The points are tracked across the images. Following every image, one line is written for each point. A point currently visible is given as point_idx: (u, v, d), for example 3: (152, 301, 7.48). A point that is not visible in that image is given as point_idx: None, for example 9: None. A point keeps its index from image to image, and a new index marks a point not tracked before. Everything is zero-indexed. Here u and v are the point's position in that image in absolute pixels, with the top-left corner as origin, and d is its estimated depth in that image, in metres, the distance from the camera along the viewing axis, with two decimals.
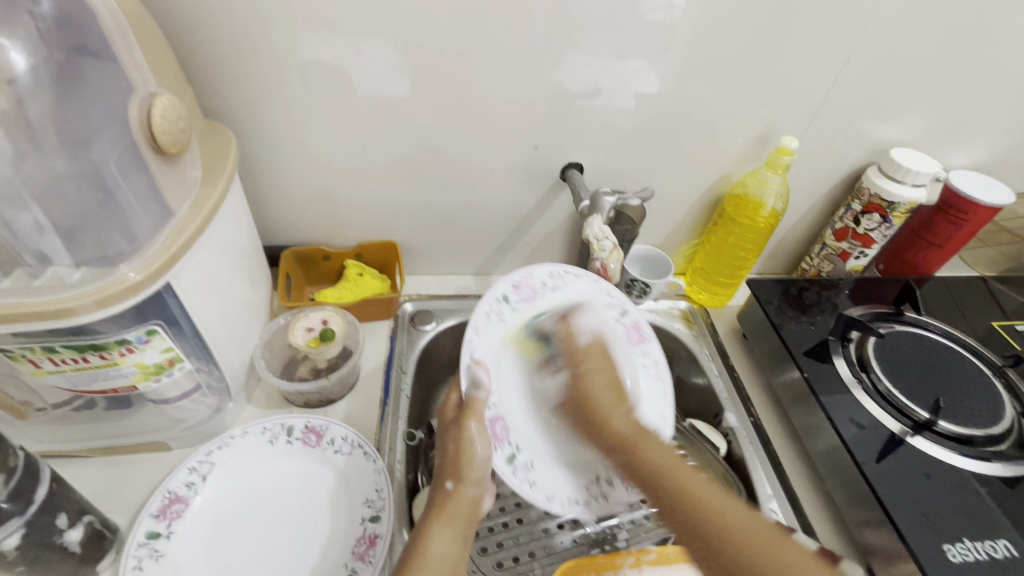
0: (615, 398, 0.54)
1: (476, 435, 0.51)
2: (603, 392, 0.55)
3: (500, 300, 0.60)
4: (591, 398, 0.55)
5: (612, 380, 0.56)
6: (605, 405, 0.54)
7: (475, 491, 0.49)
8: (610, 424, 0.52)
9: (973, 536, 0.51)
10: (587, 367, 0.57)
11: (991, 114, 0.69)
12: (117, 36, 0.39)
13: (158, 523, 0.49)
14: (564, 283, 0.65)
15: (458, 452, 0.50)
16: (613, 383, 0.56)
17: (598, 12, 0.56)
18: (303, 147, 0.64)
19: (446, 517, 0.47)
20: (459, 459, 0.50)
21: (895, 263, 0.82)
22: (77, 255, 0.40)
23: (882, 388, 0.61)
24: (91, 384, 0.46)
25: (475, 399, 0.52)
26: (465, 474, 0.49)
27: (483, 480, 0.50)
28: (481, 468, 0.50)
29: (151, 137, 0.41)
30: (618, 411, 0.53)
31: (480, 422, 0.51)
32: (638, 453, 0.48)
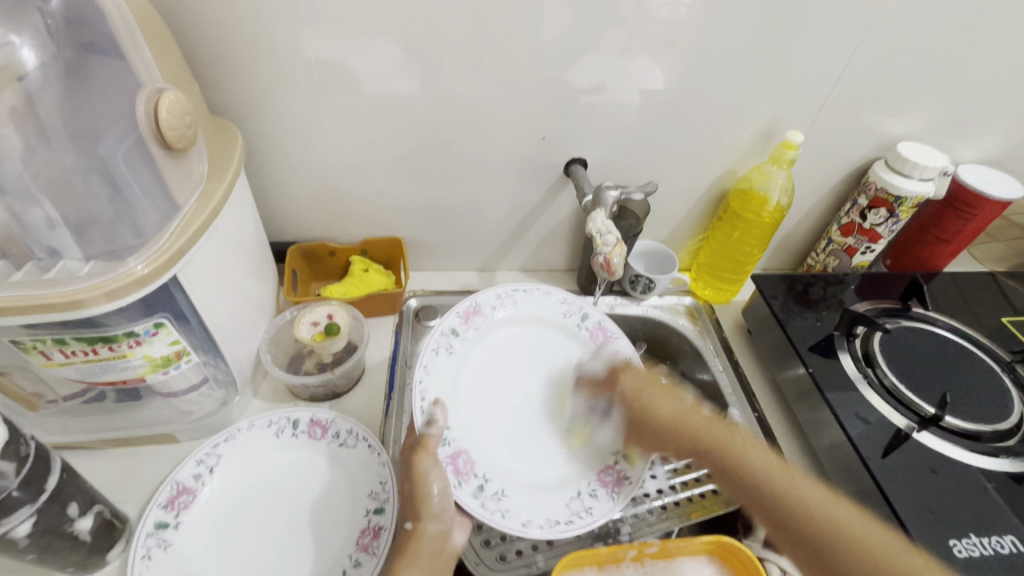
0: (667, 401, 0.59)
1: (430, 467, 0.51)
2: (657, 395, 0.59)
3: (448, 334, 0.64)
4: (649, 412, 0.59)
5: (662, 388, 0.60)
6: (667, 414, 0.58)
7: (436, 527, 0.49)
8: (687, 428, 0.56)
9: (979, 532, 0.50)
10: (621, 382, 0.62)
11: (1001, 107, 0.68)
12: (125, 33, 0.39)
13: (167, 514, 0.50)
14: (516, 303, 0.69)
15: (416, 488, 0.50)
16: (665, 390, 0.60)
17: (604, 7, 0.56)
18: (309, 145, 0.65)
19: (409, 557, 0.47)
20: (417, 499, 0.50)
21: (903, 258, 0.82)
22: (87, 249, 0.41)
23: (888, 383, 0.61)
24: (101, 376, 0.46)
25: (427, 436, 0.52)
26: (427, 510, 0.49)
27: (446, 514, 0.50)
28: (438, 503, 0.50)
29: (158, 133, 0.41)
30: (684, 412, 0.58)
31: (431, 457, 0.51)
32: (731, 453, 0.53)
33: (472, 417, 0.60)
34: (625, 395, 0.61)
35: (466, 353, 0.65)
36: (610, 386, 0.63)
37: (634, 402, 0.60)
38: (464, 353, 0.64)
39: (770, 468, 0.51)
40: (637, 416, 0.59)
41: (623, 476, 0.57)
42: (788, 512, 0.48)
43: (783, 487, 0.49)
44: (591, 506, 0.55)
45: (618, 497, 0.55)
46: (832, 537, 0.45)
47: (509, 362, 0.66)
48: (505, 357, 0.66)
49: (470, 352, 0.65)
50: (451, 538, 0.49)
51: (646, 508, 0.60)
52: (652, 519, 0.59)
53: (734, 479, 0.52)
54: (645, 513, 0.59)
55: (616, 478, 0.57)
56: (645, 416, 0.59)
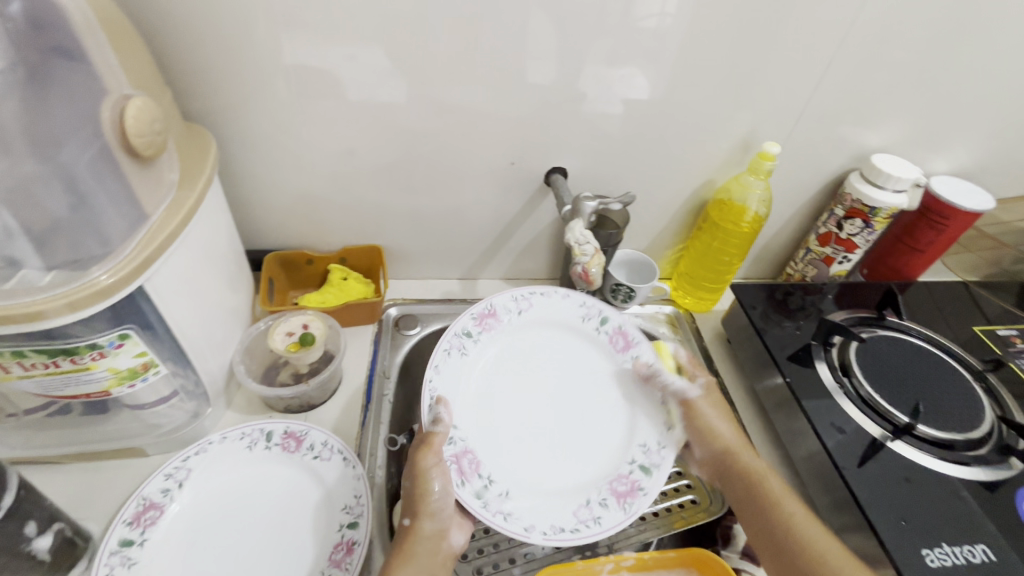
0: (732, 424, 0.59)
1: (433, 466, 0.52)
2: (716, 418, 0.59)
3: (462, 335, 0.63)
4: (706, 416, 0.59)
5: (726, 416, 0.60)
6: (716, 430, 0.58)
7: (433, 525, 0.50)
8: (724, 442, 0.57)
9: (951, 541, 0.51)
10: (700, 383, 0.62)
11: (972, 121, 0.70)
12: (89, 39, 0.39)
13: (132, 531, 0.49)
14: (531, 305, 0.67)
15: (417, 484, 0.51)
16: (730, 418, 0.60)
17: (584, 18, 0.56)
18: (287, 152, 0.64)
19: (408, 554, 0.47)
20: (416, 496, 0.50)
21: (879, 268, 0.82)
22: (49, 259, 0.40)
23: (863, 392, 0.62)
24: (63, 389, 0.45)
25: (433, 432, 0.54)
26: (425, 509, 0.50)
27: (442, 513, 0.51)
28: (437, 502, 0.50)
29: (124, 139, 0.41)
30: (737, 436, 0.58)
31: (435, 455, 0.52)
32: (763, 482, 0.54)
33: (484, 418, 0.60)
34: (689, 414, 0.60)
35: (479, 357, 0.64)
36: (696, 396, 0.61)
37: (696, 418, 0.59)
38: (478, 357, 0.64)
39: (772, 493, 0.53)
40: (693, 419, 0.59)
41: (636, 486, 0.57)
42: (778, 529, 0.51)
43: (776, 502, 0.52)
44: (599, 516, 0.55)
45: (629, 508, 0.55)
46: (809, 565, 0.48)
47: (529, 365, 0.65)
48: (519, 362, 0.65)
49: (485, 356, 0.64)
50: (447, 536, 0.51)
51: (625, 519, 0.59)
52: (630, 530, 0.59)
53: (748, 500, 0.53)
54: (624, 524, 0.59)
55: (629, 488, 0.57)
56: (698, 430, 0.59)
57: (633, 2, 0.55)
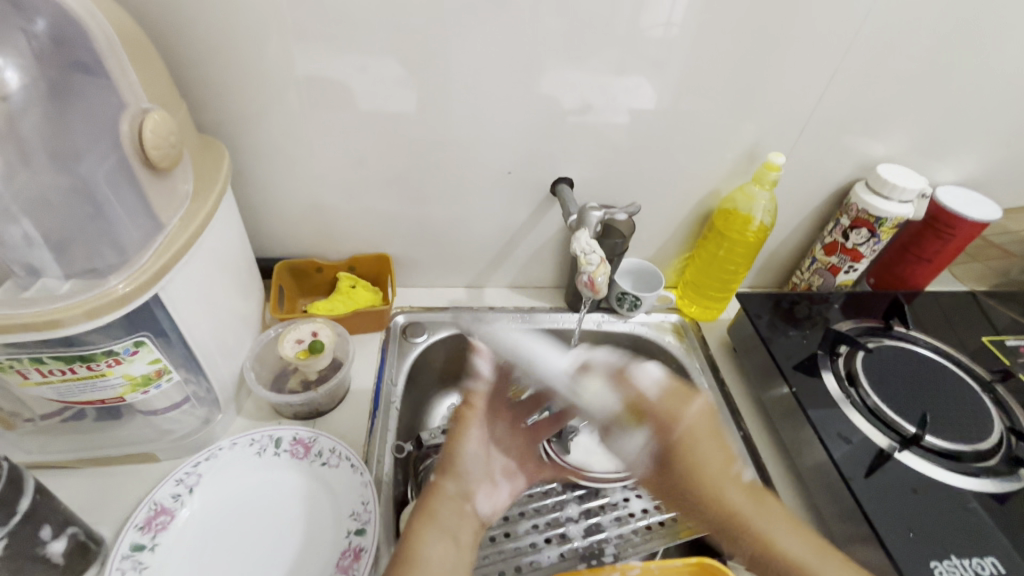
0: (717, 465, 0.50)
1: (467, 420, 0.53)
2: (710, 462, 0.50)
3: None
4: (698, 465, 0.49)
5: (715, 442, 0.51)
6: (711, 479, 0.49)
7: (456, 488, 0.49)
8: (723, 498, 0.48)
9: (961, 553, 0.50)
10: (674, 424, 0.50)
11: (978, 131, 0.70)
12: (110, 55, 0.40)
13: (143, 535, 0.49)
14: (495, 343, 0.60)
15: (451, 443, 0.52)
16: (718, 446, 0.51)
17: (589, 30, 0.57)
18: (298, 163, 0.65)
19: (431, 509, 0.47)
20: (448, 455, 0.51)
21: (886, 277, 0.82)
22: (66, 267, 0.41)
23: (870, 402, 0.61)
24: (79, 395, 0.46)
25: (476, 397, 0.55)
26: (452, 469, 0.50)
27: (467, 476, 0.51)
28: (467, 464, 0.51)
29: (141, 151, 0.41)
30: (727, 481, 0.49)
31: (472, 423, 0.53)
32: (762, 538, 0.47)
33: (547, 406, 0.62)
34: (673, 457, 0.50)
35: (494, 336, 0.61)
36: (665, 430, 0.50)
37: (683, 465, 0.50)
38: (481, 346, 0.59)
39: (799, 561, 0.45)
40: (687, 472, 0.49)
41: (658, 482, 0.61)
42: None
43: (770, 545, 0.46)
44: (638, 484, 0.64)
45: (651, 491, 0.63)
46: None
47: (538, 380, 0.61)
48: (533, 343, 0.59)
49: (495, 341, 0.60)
50: (470, 500, 0.50)
51: (631, 529, 0.59)
52: (636, 540, 0.59)
53: (763, 561, 0.47)
54: (630, 534, 0.59)
55: None
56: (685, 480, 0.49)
57: (639, 13, 0.56)
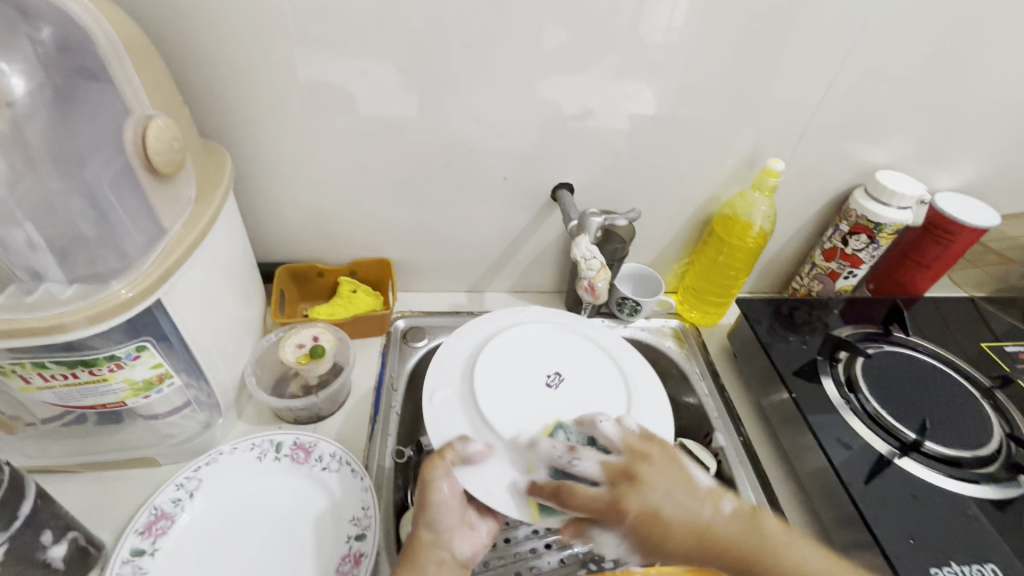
0: (682, 509, 0.47)
1: (439, 476, 0.48)
2: (673, 513, 0.47)
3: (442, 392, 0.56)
4: (661, 520, 0.46)
5: (672, 486, 0.48)
6: (677, 529, 0.46)
7: (431, 536, 0.47)
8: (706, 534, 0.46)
9: (961, 560, 0.50)
10: (631, 493, 0.47)
11: (975, 137, 0.70)
12: (115, 62, 0.41)
13: (143, 540, 0.49)
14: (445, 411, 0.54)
15: (423, 492, 0.48)
16: (677, 484, 0.48)
17: (588, 36, 0.57)
18: (300, 167, 0.66)
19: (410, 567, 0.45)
20: (419, 505, 0.48)
21: (885, 282, 0.82)
22: (70, 272, 0.41)
23: (870, 408, 0.61)
24: (80, 400, 0.46)
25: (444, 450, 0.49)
26: (425, 517, 0.47)
27: (441, 524, 0.47)
28: (441, 513, 0.47)
29: (146, 158, 0.42)
30: (700, 514, 0.48)
31: (441, 469, 0.48)
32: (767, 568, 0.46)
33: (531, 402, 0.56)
34: (638, 520, 0.46)
35: (469, 378, 0.57)
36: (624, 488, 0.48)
37: (648, 523, 0.46)
38: (458, 405, 0.55)
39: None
40: (654, 529, 0.46)
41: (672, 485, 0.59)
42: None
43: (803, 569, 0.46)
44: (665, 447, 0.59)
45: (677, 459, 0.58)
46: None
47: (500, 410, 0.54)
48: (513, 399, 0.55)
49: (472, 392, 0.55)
50: (448, 546, 0.47)
51: None
52: None
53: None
54: None
55: None
56: (658, 537, 0.46)
57: (639, 19, 0.57)
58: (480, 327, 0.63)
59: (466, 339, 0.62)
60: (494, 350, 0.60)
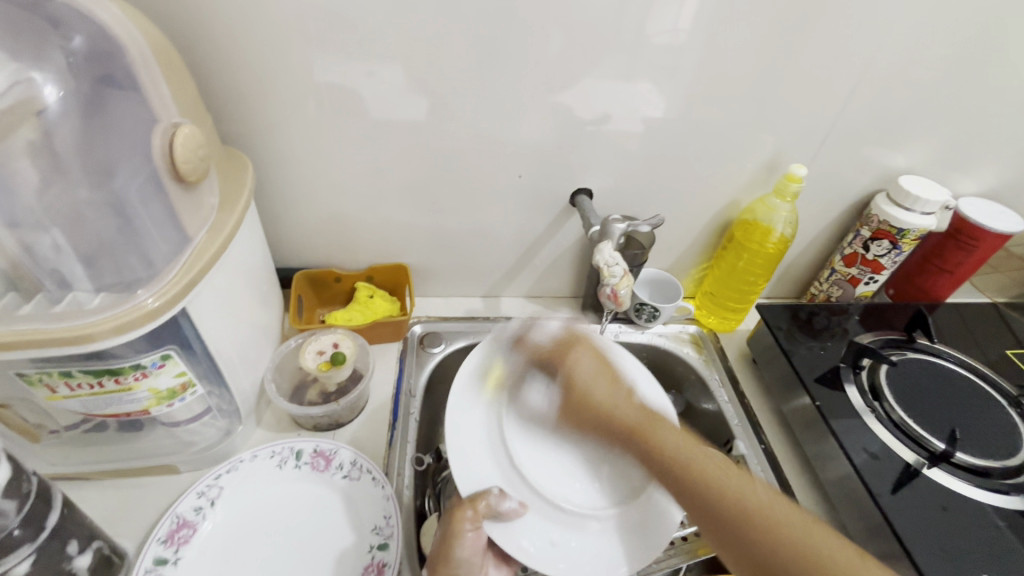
0: (604, 381, 0.56)
1: (464, 525, 0.47)
2: (596, 385, 0.56)
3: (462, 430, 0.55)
4: (589, 391, 0.56)
5: (600, 363, 0.58)
6: (597, 395, 0.55)
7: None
8: (618, 413, 0.53)
9: (993, 573, 0.49)
10: (574, 354, 0.58)
11: (1000, 140, 0.69)
12: (144, 70, 0.40)
13: (166, 549, 0.49)
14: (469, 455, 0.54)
15: (444, 542, 0.47)
16: (602, 364, 0.58)
17: (608, 40, 0.57)
18: (318, 173, 0.65)
19: None
20: (440, 555, 0.47)
21: (905, 288, 0.82)
22: (97, 281, 0.41)
23: (895, 417, 0.61)
24: (104, 408, 0.46)
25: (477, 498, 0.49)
26: (447, 568, 0.46)
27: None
28: (462, 564, 0.46)
29: (172, 166, 0.42)
30: (615, 395, 0.55)
31: (468, 522, 0.47)
32: (653, 441, 0.50)
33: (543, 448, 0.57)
34: (568, 379, 0.57)
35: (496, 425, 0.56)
36: (562, 358, 0.58)
37: (574, 382, 0.57)
38: (488, 452, 0.54)
39: (707, 469, 0.46)
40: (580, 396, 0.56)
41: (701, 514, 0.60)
42: (720, 508, 0.43)
43: (654, 430, 0.50)
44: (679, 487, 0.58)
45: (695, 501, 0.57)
46: (762, 541, 0.41)
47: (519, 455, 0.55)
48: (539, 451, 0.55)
49: (501, 438, 0.54)
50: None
51: None
52: (659, 556, 0.58)
53: (651, 459, 0.49)
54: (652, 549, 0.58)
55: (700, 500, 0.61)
56: (584, 399, 0.56)
57: (647, 20, 0.56)
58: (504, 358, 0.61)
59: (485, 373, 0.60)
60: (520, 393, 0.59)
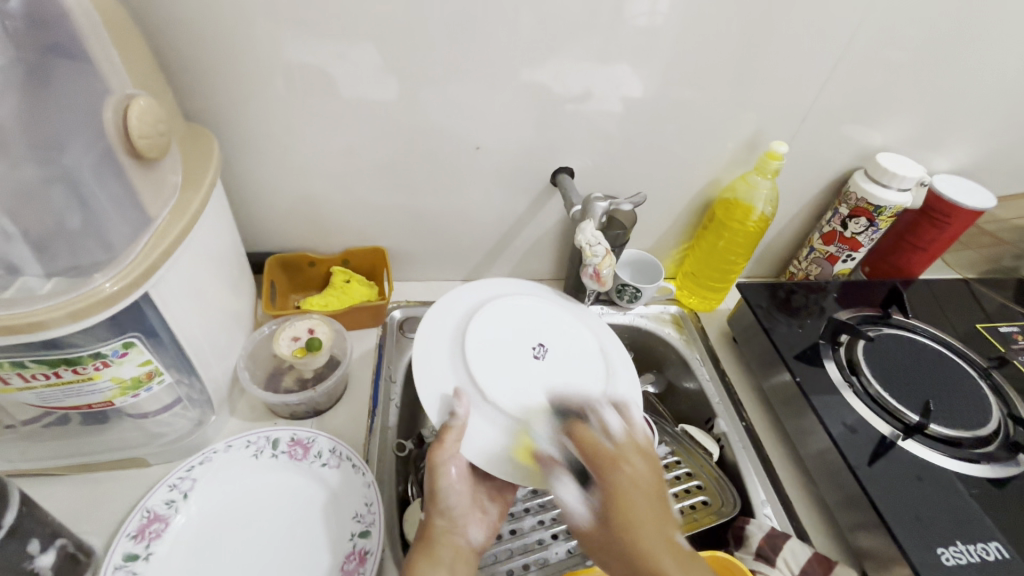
0: (657, 512, 0.43)
1: (444, 461, 0.47)
2: (641, 501, 0.44)
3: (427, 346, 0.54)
4: (628, 505, 0.43)
5: (656, 484, 0.46)
6: (642, 526, 0.42)
7: (445, 523, 0.47)
8: (638, 539, 0.41)
9: (965, 539, 0.51)
10: (625, 468, 0.46)
11: (973, 119, 0.70)
12: (93, 38, 0.38)
13: (136, 545, 0.47)
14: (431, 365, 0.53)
15: (432, 479, 0.47)
16: (658, 502, 0.44)
17: (587, 16, 0.55)
18: (288, 153, 0.63)
19: (431, 556, 0.44)
20: (430, 493, 0.47)
21: (880, 266, 0.83)
22: (49, 266, 0.38)
23: (872, 391, 0.62)
24: (64, 401, 0.44)
25: (447, 428, 0.48)
26: (437, 505, 0.47)
27: (454, 510, 0.47)
28: (449, 497, 0.47)
29: (129, 140, 0.39)
30: (656, 535, 0.41)
31: (444, 453, 0.47)
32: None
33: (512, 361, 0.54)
34: (610, 491, 0.45)
35: (457, 349, 0.54)
36: (609, 464, 0.47)
37: (620, 498, 0.44)
38: (447, 371, 0.53)
39: None
40: (614, 513, 0.43)
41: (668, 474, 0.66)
42: None
43: None
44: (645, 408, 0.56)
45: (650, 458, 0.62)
46: None
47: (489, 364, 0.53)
48: (503, 368, 0.53)
49: (461, 358, 0.53)
50: (461, 531, 0.47)
51: None
52: None
53: None
54: None
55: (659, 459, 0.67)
56: (620, 511, 0.43)
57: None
58: (462, 302, 0.59)
59: (439, 322, 0.57)
60: (484, 320, 0.56)
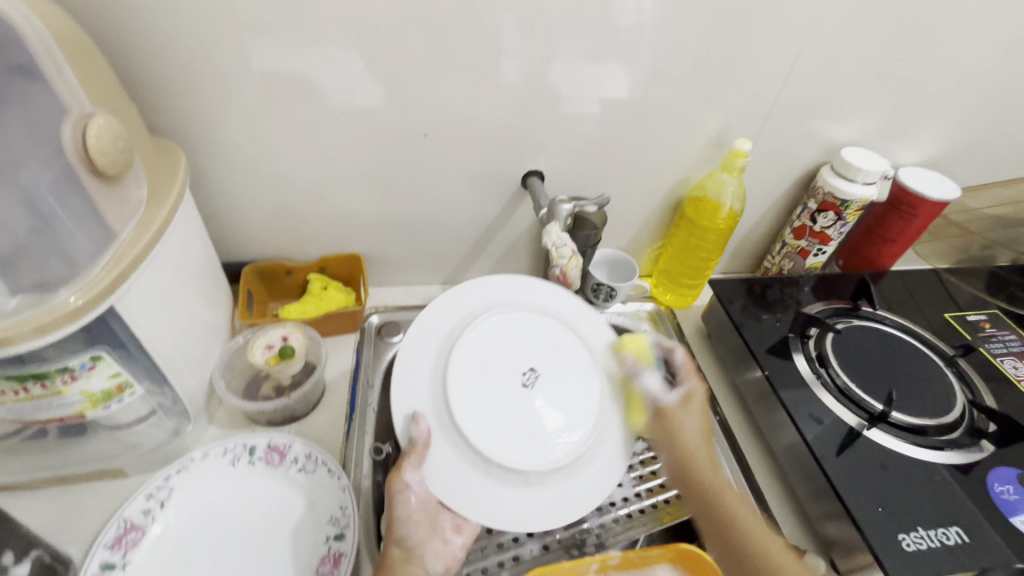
0: (703, 444, 0.54)
1: (402, 489, 0.48)
2: (688, 420, 0.55)
3: (410, 351, 0.55)
4: (681, 427, 0.55)
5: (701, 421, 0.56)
6: (685, 428, 0.55)
7: (402, 554, 0.48)
8: (688, 449, 0.53)
9: (927, 525, 0.52)
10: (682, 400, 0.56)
11: (937, 113, 0.71)
12: (46, 58, 0.39)
13: (113, 554, 0.48)
14: (408, 380, 0.53)
15: (390, 506, 0.48)
16: (702, 416, 0.56)
17: (556, 20, 0.56)
18: (261, 164, 0.64)
19: None
20: (388, 521, 0.48)
21: (853, 258, 0.84)
22: (14, 283, 0.39)
23: (840, 382, 0.63)
24: (34, 415, 0.44)
25: (409, 451, 0.49)
26: (395, 535, 0.48)
27: (412, 539, 0.49)
28: (404, 527, 0.48)
29: (88, 159, 0.40)
30: (699, 440, 0.54)
31: (403, 479, 0.48)
32: (710, 486, 0.51)
33: (495, 386, 0.53)
34: (672, 408, 0.56)
35: (442, 362, 0.54)
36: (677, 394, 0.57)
37: (675, 412, 0.55)
38: (427, 386, 0.53)
39: (739, 518, 0.49)
40: (671, 431, 0.54)
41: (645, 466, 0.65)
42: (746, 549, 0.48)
43: (719, 495, 0.51)
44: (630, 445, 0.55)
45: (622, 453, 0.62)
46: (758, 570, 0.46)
47: (474, 387, 0.53)
48: (486, 394, 0.53)
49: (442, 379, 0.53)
50: (421, 562, 0.48)
51: (613, 518, 0.60)
52: (618, 528, 0.59)
53: (699, 500, 0.51)
54: (612, 522, 0.60)
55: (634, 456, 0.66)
56: (672, 428, 0.55)
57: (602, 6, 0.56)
58: (457, 307, 0.58)
59: (433, 325, 0.57)
60: (475, 330, 0.56)
